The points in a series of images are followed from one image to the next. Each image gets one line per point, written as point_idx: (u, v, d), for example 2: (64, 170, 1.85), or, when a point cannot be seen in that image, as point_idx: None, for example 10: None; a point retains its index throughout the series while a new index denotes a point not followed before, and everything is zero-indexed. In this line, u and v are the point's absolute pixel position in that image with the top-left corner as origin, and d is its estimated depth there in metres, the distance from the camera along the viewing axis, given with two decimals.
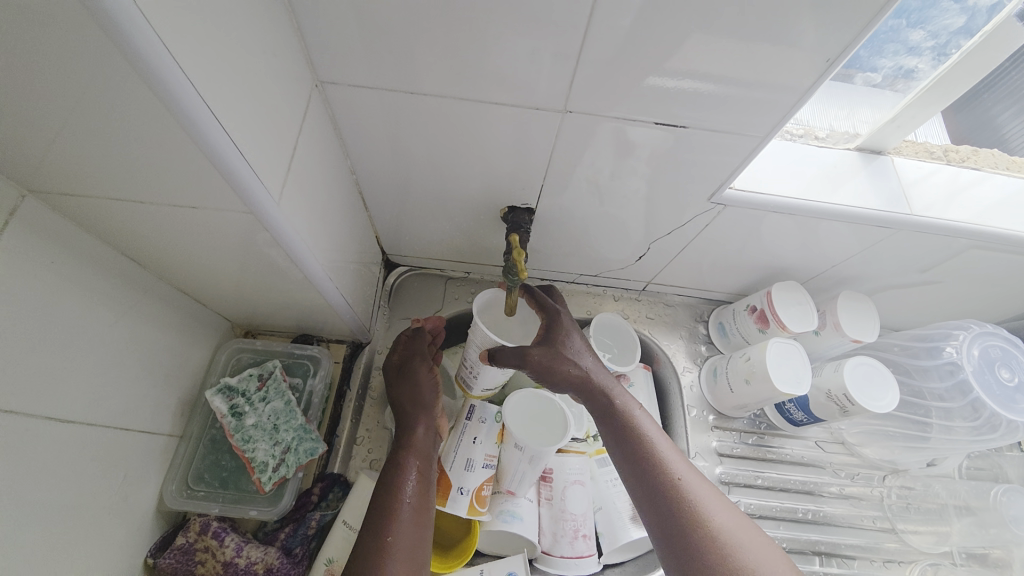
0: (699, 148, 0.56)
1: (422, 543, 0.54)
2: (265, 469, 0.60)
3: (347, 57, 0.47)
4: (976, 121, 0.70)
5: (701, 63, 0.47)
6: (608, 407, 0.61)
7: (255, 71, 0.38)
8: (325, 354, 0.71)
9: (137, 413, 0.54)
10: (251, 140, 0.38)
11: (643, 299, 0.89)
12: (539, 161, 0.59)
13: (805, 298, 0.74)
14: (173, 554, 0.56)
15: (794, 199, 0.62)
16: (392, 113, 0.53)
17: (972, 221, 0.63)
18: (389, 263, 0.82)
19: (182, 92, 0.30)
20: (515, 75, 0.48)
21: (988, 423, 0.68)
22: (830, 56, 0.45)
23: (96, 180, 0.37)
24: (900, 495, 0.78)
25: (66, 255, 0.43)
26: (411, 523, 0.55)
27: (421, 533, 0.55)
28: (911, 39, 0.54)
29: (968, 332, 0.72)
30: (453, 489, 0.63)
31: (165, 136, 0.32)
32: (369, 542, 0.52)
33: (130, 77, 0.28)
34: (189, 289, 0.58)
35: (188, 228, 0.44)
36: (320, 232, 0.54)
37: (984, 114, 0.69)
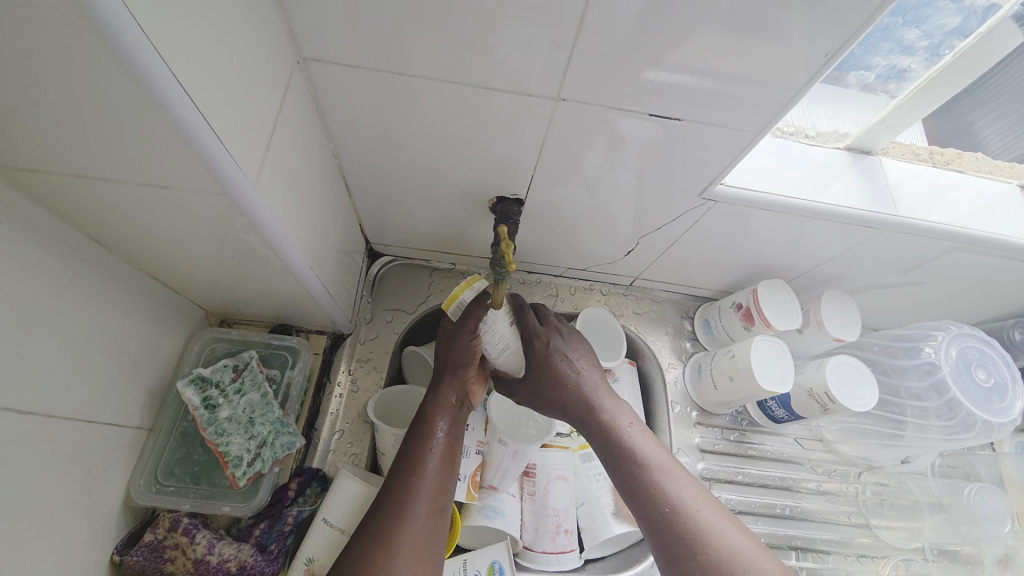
0: (691, 144, 0.55)
1: (450, 485, 0.55)
2: (240, 463, 0.58)
3: (330, 34, 0.45)
4: (953, 127, 0.73)
5: (697, 55, 0.45)
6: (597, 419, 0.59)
7: (232, 45, 0.36)
8: (304, 345, 0.68)
9: (102, 404, 0.52)
10: (227, 118, 0.35)
11: (631, 294, 0.88)
12: (530, 151, 0.57)
13: (790, 296, 0.74)
14: (141, 551, 0.53)
15: (783, 196, 0.61)
16: (378, 94, 0.51)
17: (954, 224, 0.64)
18: (373, 253, 0.80)
19: (148, 58, 0.27)
20: (508, 61, 0.47)
21: (963, 423, 0.69)
22: (829, 52, 0.44)
23: (55, 155, 0.34)
24: (875, 491, 0.80)
25: (23, 236, 0.40)
26: (439, 468, 0.55)
27: (448, 475, 0.56)
28: (905, 37, 0.53)
29: (946, 333, 0.73)
30: None
31: (131, 109, 0.29)
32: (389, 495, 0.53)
33: (89, 42, 0.25)
34: (159, 275, 0.55)
35: (158, 210, 0.41)
36: (300, 218, 0.51)
37: (961, 120, 0.72)
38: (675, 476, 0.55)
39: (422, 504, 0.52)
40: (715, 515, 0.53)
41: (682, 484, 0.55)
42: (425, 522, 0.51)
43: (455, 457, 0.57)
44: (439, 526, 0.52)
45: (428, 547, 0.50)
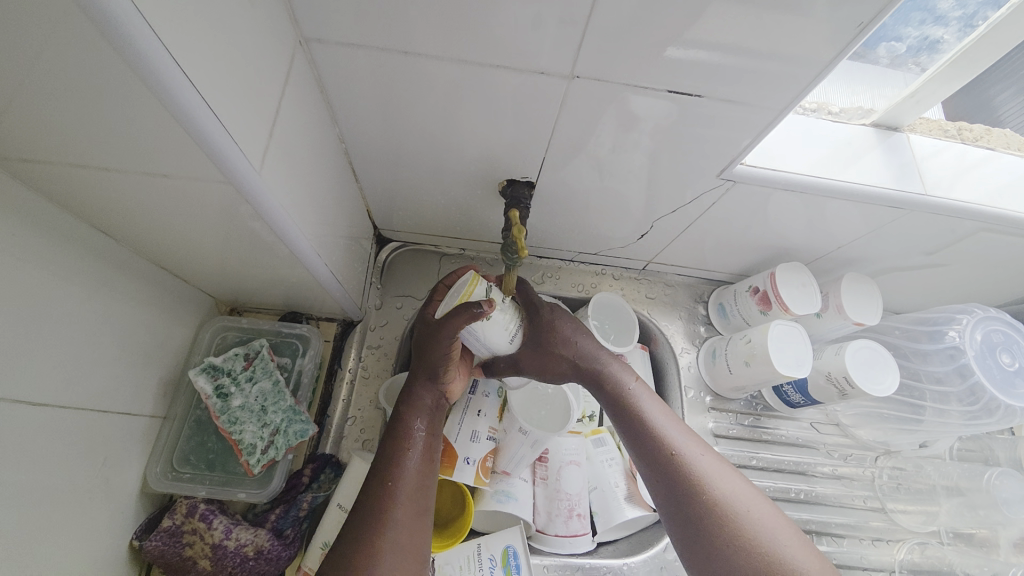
0: (710, 122, 0.53)
1: (429, 485, 0.53)
2: (254, 452, 0.58)
3: (332, 12, 0.43)
4: (975, 102, 0.67)
5: (718, 27, 0.43)
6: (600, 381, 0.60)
7: (232, 25, 0.34)
8: (314, 332, 0.68)
9: (117, 394, 0.52)
10: (229, 102, 0.34)
11: (643, 278, 0.87)
12: (542, 132, 0.55)
13: (809, 279, 0.72)
14: (160, 536, 0.54)
15: (804, 176, 0.59)
16: (383, 75, 0.49)
17: (983, 203, 0.61)
18: (382, 238, 0.79)
19: (141, 37, 0.26)
20: (520, 37, 0.44)
21: (986, 408, 0.68)
22: (863, 21, 0.41)
23: (53, 144, 0.33)
24: (891, 476, 0.79)
25: (27, 227, 0.39)
26: (417, 469, 0.53)
27: (427, 473, 0.53)
28: (939, 7, 0.50)
29: (971, 316, 0.71)
30: (459, 459, 0.62)
31: (125, 92, 0.28)
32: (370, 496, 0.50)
33: (78, 21, 0.24)
34: (167, 265, 0.55)
35: (161, 198, 0.40)
36: (307, 205, 0.50)
37: (983, 95, 0.66)
38: (693, 448, 0.55)
39: (404, 501, 0.50)
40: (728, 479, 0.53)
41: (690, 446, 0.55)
42: (409, 520, 0.49)
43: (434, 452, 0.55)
44: (421, 527, 0.50)
45: (412, 545, 0.48)
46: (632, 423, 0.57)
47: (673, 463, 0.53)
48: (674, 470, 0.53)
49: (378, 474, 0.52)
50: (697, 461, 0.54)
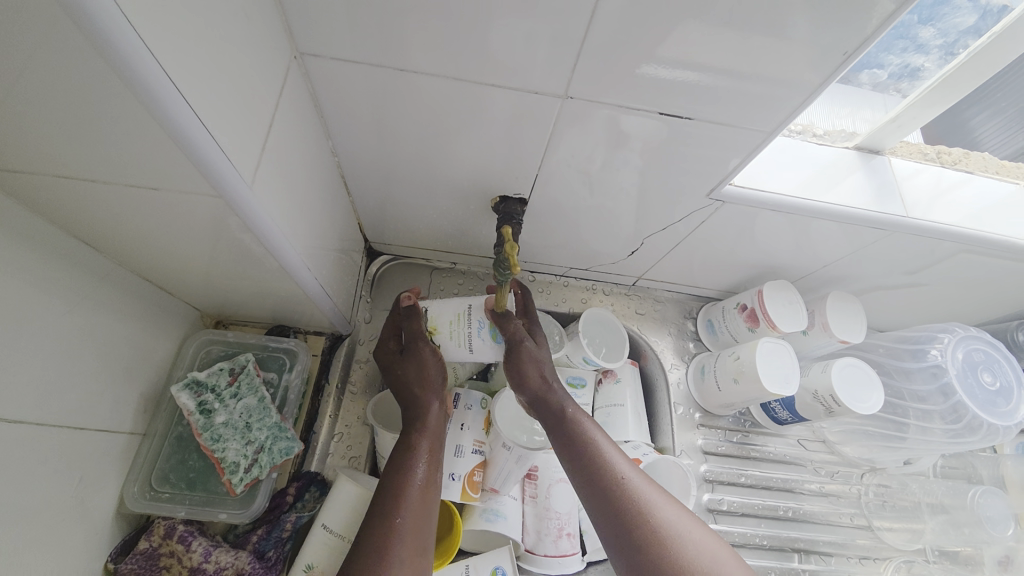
0: (699, 142, 0.54)
1: (428, 526, 0.53)
2: (237, 470, 0.56)
3: (328, 29, 0.43)
4: (950, 124, 0.69)
5: (709, 51, 0.44)
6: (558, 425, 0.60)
7: (228, 40, 0.34)
8: (302, 347, 0.67)
9: (95, 410, 0.50)
10: (223, 116, 0.34)
11: (633, 294, 0.87)
12: (535, 149, 0.56)
13: (796, 297, 0.73)
14: (136, 558, 0.52)
15: (791, 197, 0.60)
16: (377, 91, 0.50)
17: (962, 225, 0.63)
18: (372, 251, 0.79)
19: (134, 49, 0.25)
20: (515, 57, 0.45)
21: (968, 427, 0.69)
22: (848, 49, 0.43)
23: (38, 155, 0.32)
24: (877, 493, 0.80)
25: (8, 238, 0.38)
26: (416, 511, 0.52)
27: (426, 514, 0.53)
28: (921, 36, 0.52)
29: (953, 335, 0.72)
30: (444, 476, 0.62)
31: (115, 105, 0.28)
32: (371, 532, 0.50)
33: (71, 31, 0.23)
34: (152, 277, 0.53)
35: (149, 211, 0.39)
36: (298, 219, 0.50)
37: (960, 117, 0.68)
38: (648, 487, 0.56)
39: (404, 541, 0.50)
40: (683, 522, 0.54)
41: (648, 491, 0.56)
42: (411, 557, 0.49)
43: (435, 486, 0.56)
44: (418, 567, 0.50)
45: None
46: (586, 461, 0.57)
47: (627, 502, 0.54)
48: (627, 510, 0.53)
49: (377, 517, 0.51)
50: (648, 498, 0.55)
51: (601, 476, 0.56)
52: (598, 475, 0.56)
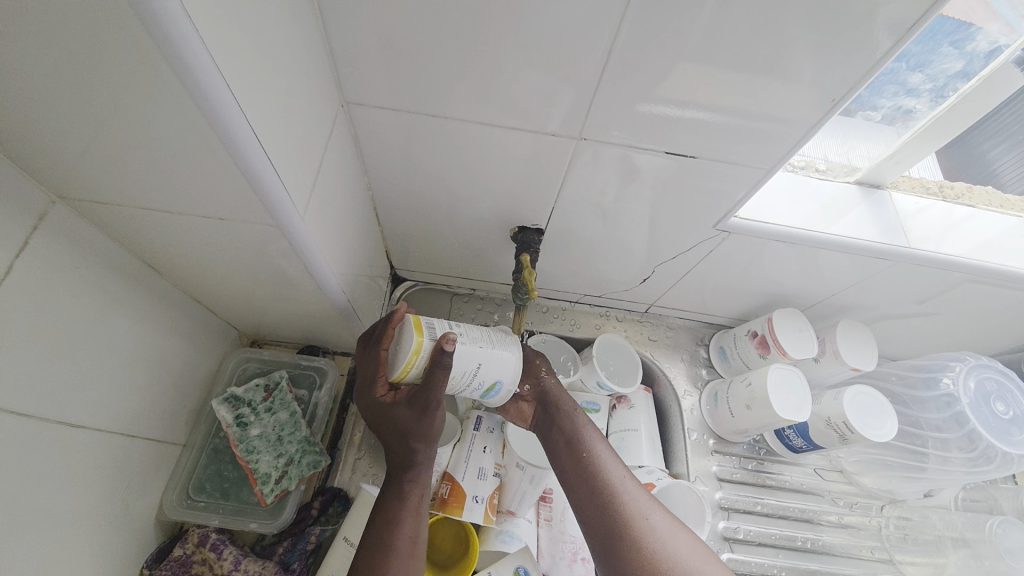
0: (704, 177, 0.58)
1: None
2: (268, 481, 0.59)
3: (371, 80, 0.49)
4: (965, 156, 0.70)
5: (711, 97, 0.49)
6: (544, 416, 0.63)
7: (292, 92, 0.40)
8: (331, 366, 0.71)
9: (144, 420, 0.54)
10: (284, 156, 0.39)
11: (646, 321, 0.89)
12: (552, 184, 0.61)
13: (805, 325, 0.75)
14: (171, 565, 0.55)
15: (795, 229, 0.63)
16: (410, 133, 0.55)
17: (968, 256, 0.65)
18: (396, 278, 0.84)
19: (224, 104, 0.31)
20: (534, 101, 0.50)
21: (984, 456, 0.68)
22: (834, 97, 0.47)
23: (129, 189, 0.38)
24: (898, 525, 0.79)
25: (88, 261, 0.44)
26: (405, 570, 0.51)
27: (411, 570, 0.51)
28: (910, 81, 0.56)
29: (964, 363, 0.73)
30: (468, 498, 0.63)
31: (202, 147, 0.33)
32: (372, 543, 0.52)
33: (177, 90, 0.29)
34: (200, 298, 0.59)
35: (210, 238, 0.45)
36: (337, 245, 0.54)
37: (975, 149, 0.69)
38: (640, 502, 0.54)
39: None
40: (653, 515, 0.53)
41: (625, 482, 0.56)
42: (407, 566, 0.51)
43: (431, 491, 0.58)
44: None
45: None
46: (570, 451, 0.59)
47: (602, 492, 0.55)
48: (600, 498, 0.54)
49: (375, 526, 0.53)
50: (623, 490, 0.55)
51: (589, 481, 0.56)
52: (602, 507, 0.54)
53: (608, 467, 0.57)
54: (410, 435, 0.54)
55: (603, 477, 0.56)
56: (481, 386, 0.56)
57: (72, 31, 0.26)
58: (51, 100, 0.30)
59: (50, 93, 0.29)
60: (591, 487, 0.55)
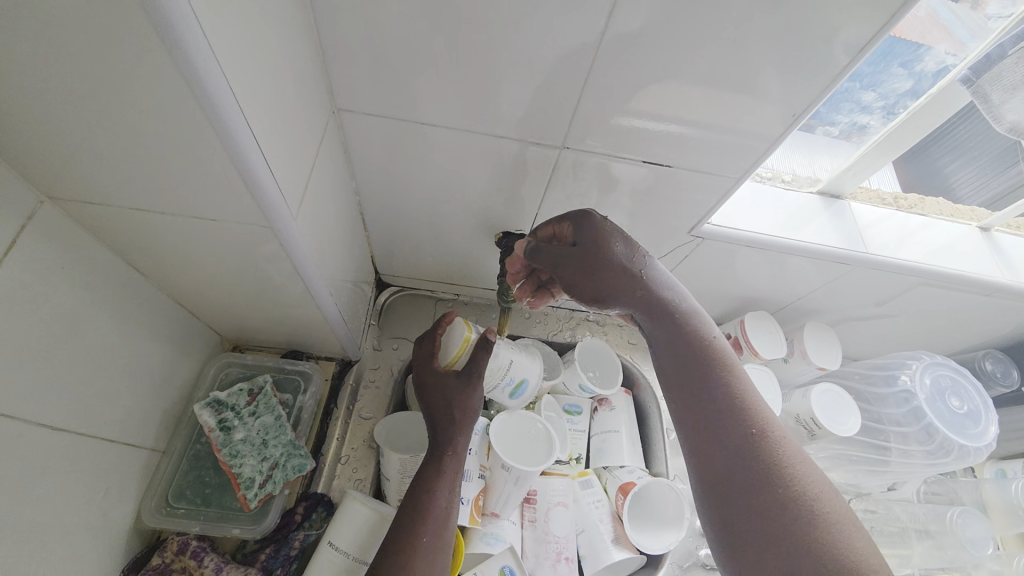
0: (680, 185, 0.61)
1: (446, 546, 0.54)
2: (252, 486, 0.59)
3: (362, 88, 0.51)
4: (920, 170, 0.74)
5: (685, 110, 0.52)
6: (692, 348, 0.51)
7: (287, 97, 0.41)
8: (316, 370, 0.71)
9: (124, 424, 0.53)
10: (278, 157, 0.40)
11: (626, 325, 0.92)
12: (535, 191, 0.63)
13: (775, 328, 0.79)
14: (149, 574, 0.54)
15: (764, 235, 0.67)
16: (398, 140, 0.57)
17: (921, 260, 0.70)
18: (381, 283, 0.84)
19: (225, 105, 0.32)
20: (520, 111, 0.53)
21: (941, 448, 0.73)
22: (796, 112, 0.51)
23: (121, 189, 0.38)
24: (864, 518, 0.81)
25: (73, 261, 0.44)
26: (438, 533, 0.53)
27: (446, 533, 0.54)
28: (864, 99, 0.60)
29: (920, 362, 0.78)
30: None
31: (201, 146, 0.34)
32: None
33: (181, 90, 0.30)
34: (184, 301, 0.58)
35: (200, 239, 0.45)
36: (325, 248, 0.55)
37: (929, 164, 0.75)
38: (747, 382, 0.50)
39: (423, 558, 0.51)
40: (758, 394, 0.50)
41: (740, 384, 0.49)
42: None
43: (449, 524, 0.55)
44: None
45: None
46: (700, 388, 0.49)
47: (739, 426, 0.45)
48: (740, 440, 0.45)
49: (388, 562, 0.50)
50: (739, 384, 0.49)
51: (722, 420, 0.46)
52: (729, 434, 0.46)
53: (750, 397, 0.48)
54: (455, 406, 0.61)
55: (737, 401, 0.47)
56: (512, 383, 0.71)
57: (82, 30, 0.27)
58: (51, 96, 0.31)
59: (52, 89, 0.30)
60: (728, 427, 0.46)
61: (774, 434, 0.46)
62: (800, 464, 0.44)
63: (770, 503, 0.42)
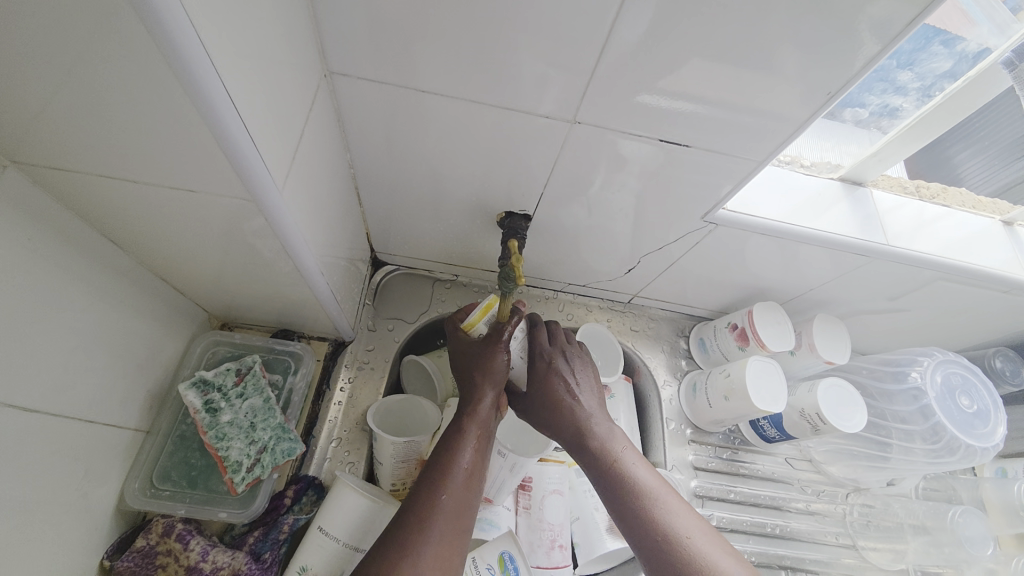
0: (695, 168, 0.57)
1: (471, 510, 0.53)
2: (239, 469, 0.57)
3: (358, 51, 0.47)
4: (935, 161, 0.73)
5: (708, 86, 0.48)
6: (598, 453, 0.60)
7: (271, 57, 0.37)
8: (307, 351, 0.68)
9: (104, 404, 0.51)
10: (262, 124, 0.36)
11: (628, 311, 0.90)
12: (542, 170, 0.59)
13: (783, 319, 0.76)
14: (133, 556, 0.52)
15: (780, 223, 0.64)
16: (395, 109, 0.53)
17: (941, 255, 0.67)
18: (377, 261, 0.81)
19: (198, 64, 0.28)
20: (528, 83, 0.49)
21: (948, 447, 0.72)
22: (830, 91, 0.47)
23: (87, 155, 0.35)
24: (861, 512, 0.82)
25: (42, 232, 0.40)
26: (461, 493, 0.53)
27: (468, 499, 0.53)
28: (899, 78, 0.56)
29: (931, 358, 0.76)
30: None
31: (174, 110, 0.30)
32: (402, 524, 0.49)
33: (146, 43, 0.26)
34: (167, 276, 0.55)
35: (178, 212, 0.42)
36: (316, 226, 0.52)
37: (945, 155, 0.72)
38: (640, 465, 0.59)
39: (444, 520, 0.50)
40: (653, 478, 0.58)
41: (642, 470, 0.59)
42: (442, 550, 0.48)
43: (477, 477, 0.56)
44: (458, 547, 0.50)
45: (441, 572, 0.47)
46: (619, 496, 0.57)
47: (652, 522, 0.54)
48: (654, 534, 0.53)
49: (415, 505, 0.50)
50: (635, 471, 0.58)
51: (637, 517, 0.55)
52: (623, 503, 0.56)
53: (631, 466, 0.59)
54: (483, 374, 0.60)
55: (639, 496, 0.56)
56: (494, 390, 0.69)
57: None
58: None
59: None
60: (639, 522, 0.54)
61: (670, 513, 0.55)
62: (682, 522, 0.54)
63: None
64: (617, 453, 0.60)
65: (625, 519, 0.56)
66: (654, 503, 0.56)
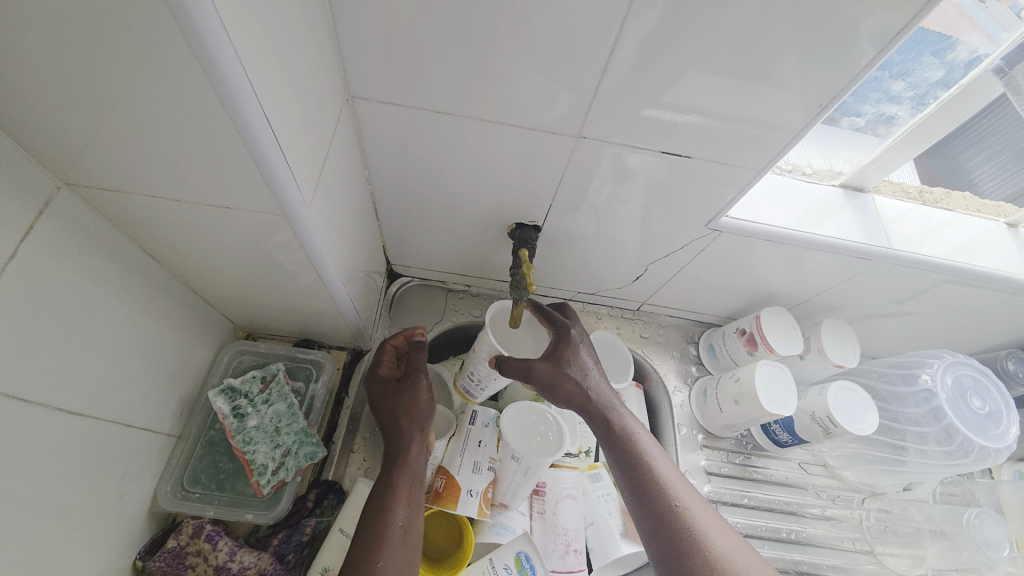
0: (698, 177, 0.59)
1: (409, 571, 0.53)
2: (265, 472, 0.60)
3: (376, 76, 0.50)
4: (945, 166, 0.75)
5: (707, 100, 0.50)
6: (608, 424, 0.63)
7: (301, 84, 0.40)
8: (328, 359, 0.71)
9: (140, 409, 0.54)
10: (292, 145, 0.40)
11: (638, 319, 0.91)
12: (550, 182, 0.62)
13: (792, 323, 0.77)
14: (164, 557, 0.55)
15: (784, 229, 0.66)
16: (410, 128, 0.56)
17: (946, 257, 0.68)
18: (392, 273, 0.84)
19: (240, 94, 0.31)
20: (535, 101, 0.51)
21: (961, 448, 0.71)
22: (822, 102, 0.49)
23: (136, 176, 0.39)
24: (878, 518, 0.82)
25: (91, 248, 0.44)
26: (399, 555, 0.52)
27: (408, 555, 0.53)
28: (893, 88, 0.58)
29: (941, 361, 0.76)
30: (463, 492, 0.64)
31: (216, 134, 0.34)
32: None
33: (194, 75, 0.29)
34: (198, 288, 0.59)
35: (213, 227, 0.45)
36: (338, 239, 0.55)
37: (953, 160, 0.74)
38: (648, 438, 0.63)
39: None
40: (659, 453, 0.62)
41: (649, 442, 0.63)
42: None
43: (416, 524, 0.56)
44: None
45: None
46: (628, 461, 0.61)
47: (656, 488, 0.58)
48: (657, 498, 0.58)
49: (356, 564, 0.51)
50: (643, 443, 0.62)
51: (645, 481, 0.59)
52: (633, 470, 0.60)
53: (664, 467, 0.60)
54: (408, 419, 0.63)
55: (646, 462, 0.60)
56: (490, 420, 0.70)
57: (94, 15, 0.26)
58: (69, 84, 0.31)
59: (67, 77, 0.30)
60: (646, 487, 0.59)
61: (670, 482, 0.59)
62: (681, 489, 0.58)
63: (681, 542, 0.54)
64: (629, 427, 0.63)
65: (632, 482, 0.60)
66: (657, 470, 0.60)
